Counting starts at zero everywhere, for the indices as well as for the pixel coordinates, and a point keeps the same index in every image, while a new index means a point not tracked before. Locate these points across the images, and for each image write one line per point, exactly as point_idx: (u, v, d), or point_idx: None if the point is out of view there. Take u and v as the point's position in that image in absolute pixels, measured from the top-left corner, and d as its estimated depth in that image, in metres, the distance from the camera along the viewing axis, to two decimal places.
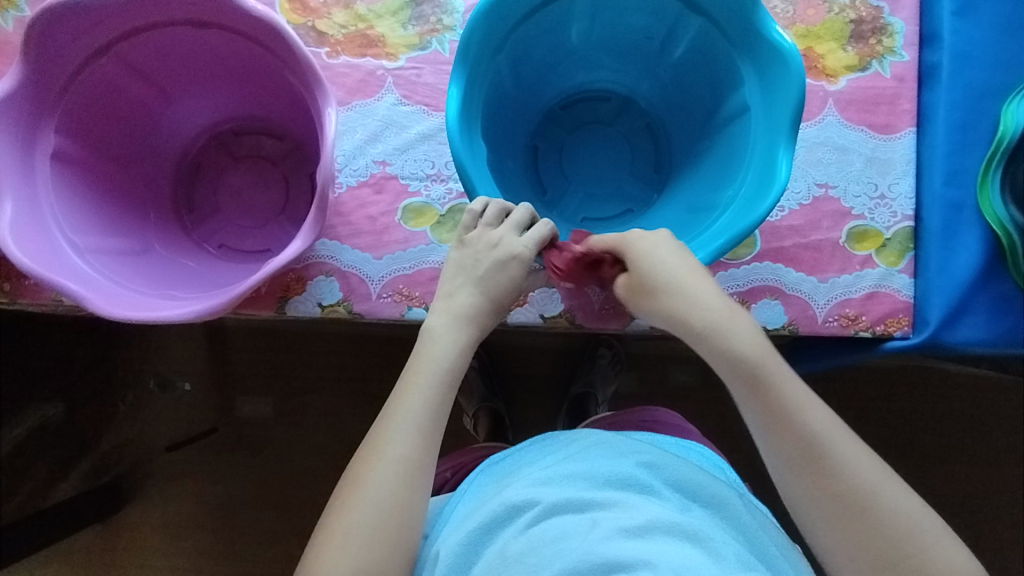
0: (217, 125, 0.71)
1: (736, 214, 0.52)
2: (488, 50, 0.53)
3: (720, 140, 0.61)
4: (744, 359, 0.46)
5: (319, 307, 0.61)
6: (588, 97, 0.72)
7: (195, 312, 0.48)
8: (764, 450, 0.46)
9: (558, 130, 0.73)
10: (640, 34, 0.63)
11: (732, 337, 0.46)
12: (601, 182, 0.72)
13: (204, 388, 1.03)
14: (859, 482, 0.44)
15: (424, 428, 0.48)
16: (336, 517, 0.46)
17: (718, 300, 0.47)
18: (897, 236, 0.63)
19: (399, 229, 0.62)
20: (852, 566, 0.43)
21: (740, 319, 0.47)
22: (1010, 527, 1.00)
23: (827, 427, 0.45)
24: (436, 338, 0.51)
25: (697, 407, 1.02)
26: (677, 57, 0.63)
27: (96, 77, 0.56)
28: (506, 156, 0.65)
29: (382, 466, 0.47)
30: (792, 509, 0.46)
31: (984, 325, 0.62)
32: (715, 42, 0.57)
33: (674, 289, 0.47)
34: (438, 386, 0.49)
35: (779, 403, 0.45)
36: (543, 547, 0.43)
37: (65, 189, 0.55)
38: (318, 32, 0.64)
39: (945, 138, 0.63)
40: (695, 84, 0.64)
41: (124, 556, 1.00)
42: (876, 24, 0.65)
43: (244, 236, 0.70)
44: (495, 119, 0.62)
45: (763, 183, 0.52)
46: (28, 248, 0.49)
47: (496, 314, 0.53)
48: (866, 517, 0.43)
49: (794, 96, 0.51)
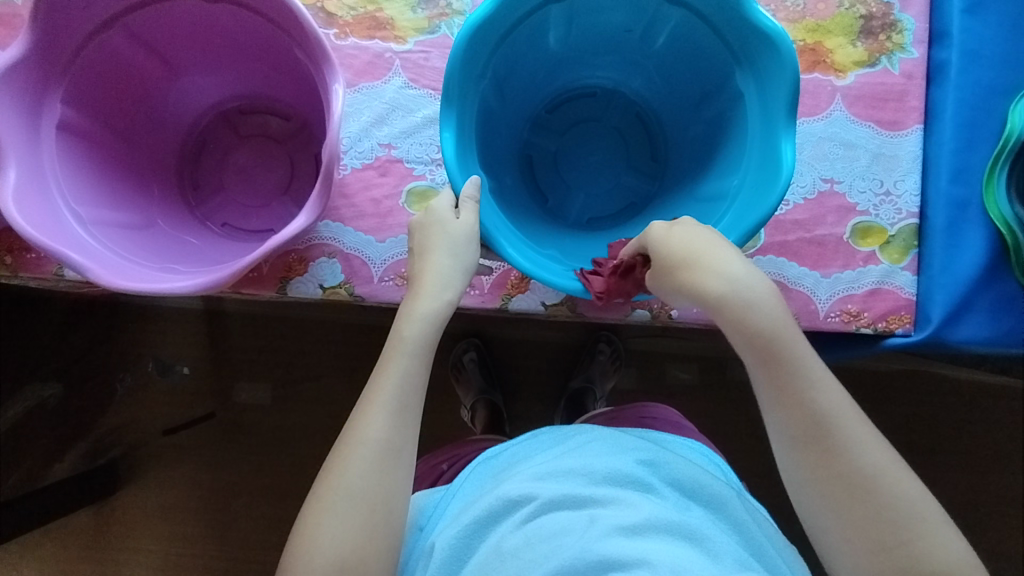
0: (222, 104, 0.71)
1: (741, 211, 0.52)
2: (484, 57, 0.52)
3: (719, 146, 0.60)
4: (761, 330, 0.45)
5: (320, 289, 0.61)
6: (575, 95, 0.72)
7: (198, 285, 0.48)
8: (772, 426, 0.46)
9: (551, 131, 0.72)
10: (617, 28, 0.63)
11: (751, 307, 0.45)
12: (599, 181, 0.72)
13: (203, 371, 1.02)
14: (864, 462, 0.43)
15: (402, 411, 0.47)
16: (319, 508, 0.45)
17: (744, 270, 0.46)
18: (902, 233, 0.63)
19: (402, 213, 0.62)
20: (851, 549, 0.43)
21: (763, 288, 0.46)
22: (1006, 533, 1.00)
23: (838, 407, 0.44)
24: (412, 318, 0.49)
25: (696, 404, 1.02)
26: (659, 45, 0.63)
27: (104, 49, 0.56)
28: (500, 159, 0.65)
29: (362, 453, 0.46)
30: (792, 489, 0.46)
31: (987, 324, 0.62)
32: (701, 35, 0.57)
33: (693, 260, 0.46)
34: (416, 367, 0.48)
35: (795, 376, 0.45)
36: (538, 543, 0.43)
37: (69, 160, 0.55)
38: (327, 13, 0.64)
39: (952, 136, 0.63)
40: (683, 72, 0.63)
41: (119, 536, 1.00)
42: (886, 20, 0.65)
43: (248, 215, 0.69)
44: (493, 111, 0.61)
45: (763, 180, 0.52)
46: (31, 216, 0.48)
47: (438, 289, 0.50)
48: (869, 501, 0.43)
49: (788, 85, 0.50)
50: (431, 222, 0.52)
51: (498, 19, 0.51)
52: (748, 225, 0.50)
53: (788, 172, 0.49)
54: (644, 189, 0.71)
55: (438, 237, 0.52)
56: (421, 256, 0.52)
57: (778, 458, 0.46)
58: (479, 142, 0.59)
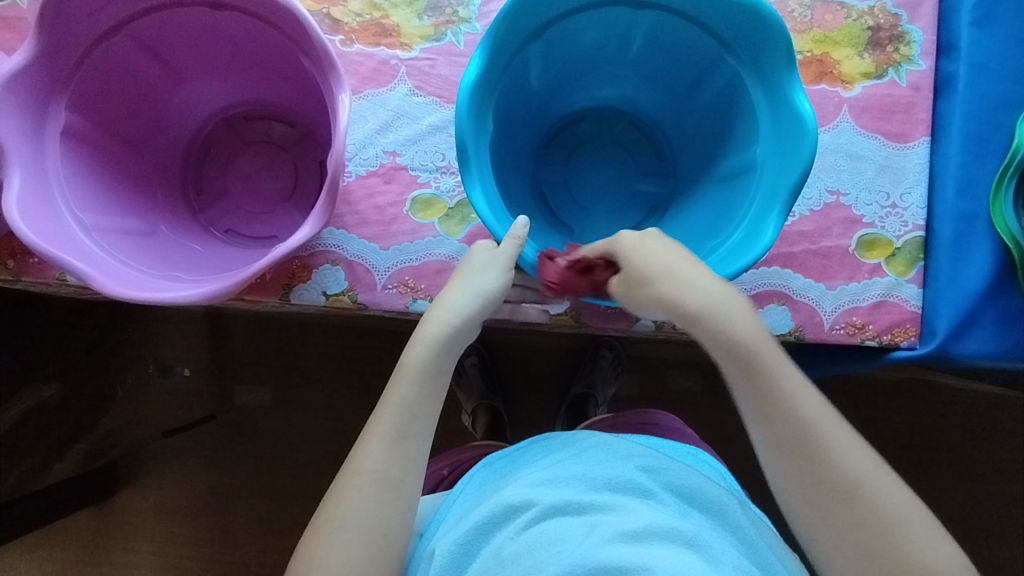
0: (227, 109, 0.71)
1: (774, 178, 0.52)
2: (493, 80, 0.52)
3: (728, 134, 0.60)
4: (739, 341, 0.46)
5: (324, 296, 0.61)
6: (567, 121, 0.72)
7: (203, 294, 0.48)
8: (755, 435, 0.47)
9: (554, 162, 0.72)
10: (592, 49, 0.63)
11: (729, 321, 0.46)
12: (613, 199, 0.72)
13: (204, 374, 1.02)
14: (848, 470, 0.43)
15: (400, 439, 0.47)
16: (315, 533, 0.45)
17: (714, 284, 0.47)
18: (908, 245, 0.63)
19: (407, 220, 0.62)
20: (838, 554, 0.43)
21: (737, 303, 0.47)
22: (1009, 544, 1.00)
23: (817, 413, 0.45)
24: (416, 343, 0.49)
25: (696, 411, 1.02)
26: (636, 50, 0.63)
27: (110, 56, 0.56)
28: (513, 177, 0.65)
29: (359, 483, 0.46)
30: (781, 498, 0.46)
31: (992, 338, 0.61)
32: (681, 28, 0.57)
33: (666, 274, 0.47)
34: (415, 395, 0.48)
35: (768, 384, 0.45)
36: (538, 549, 0.43)
37: (73, 167, 0.55)
38: (333, 19, 0.63)
39: (960, 149, 0.62)
40: (666, 66, 0.63)
41: (117, 538, 1.00)
42: (893, 32, 0.65)
43: (253, 221, 0.69)
44: (506, 121, 0.61)
45: (785, 142, 0.52)
46: (35, 225, 0.48)
47: (446, 314, 0.50)
48: (854, 506, 0.43)
49: (783, 52, 0.51)
50: (462, 260, 0.53)
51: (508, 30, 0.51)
52: (785, 196, 0.50)
53: (812, 125, 0.50)
54: (662, 191, 0.71)
55: (462, 269, 0.52)
56: (444, 288, 0.52)
57: (766, 468, 0.46)
58: (495, 164, 0.59)
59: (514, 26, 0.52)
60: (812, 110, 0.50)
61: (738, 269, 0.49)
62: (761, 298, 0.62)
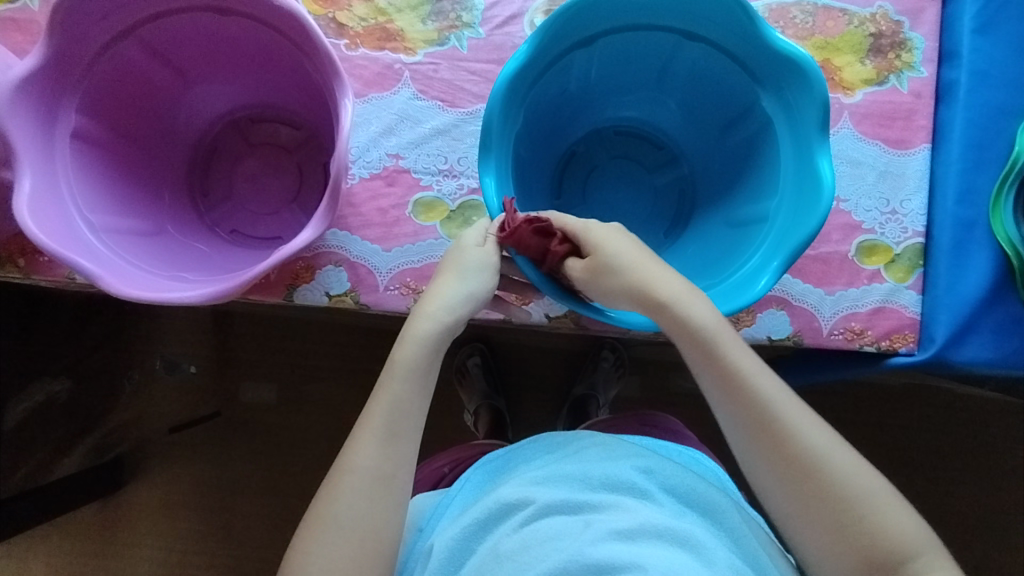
0: (234, 112, 0.72)
1: (793, 131, 0.54)
2: (507, 135, 0.52)
3: (730, 108, 0.61)
4: (701, 329, 0.47)
5: (326, 296, 0.62)
6: (564, 164, 0.71)
7: (209, 294, 0.48)
8: (722, 418, 0.48)
9: (574, 204, 0.71)
10: (558, 93, 0.62)
11: (690, 308, 0.47)
12: (642, 209, 0.72)
13: (209, 371, 1.03)
14: (812, 445, 0.45)
15: (392, 440, 0.48)
16: (308, 534, 0.46)
17: (676, 279, 0.49)
18: (907, 252, 0.63)
19: (409, 222, 0.63)
20: (809, 531, 0.44)
21: (694, 293, 0.49)
22: (1010, 550, 1.00)
23: (779, 395, 0.46)
24: (407, 341, 0.49)
25: (697, 414, 1.02)
26: (596, 75, 0.63)
27: (119, 60, 0.57)
28: (538, 204, 0.65)
29: (351, 483, 0.47)
30: (755, 483, 0.47)
31: (990, 345, 0.62)
32: (638, 36, 0.58)
33: (631, 265, 0.49)
34: (406, 393, 0.49)
35: (728, 367, 0.47)
36: (534, 546, 0.44)
37: (82, 170, 0.56)
38: (338, 24, 0.64)
39: (960, 156, 0.63)
40: (629, 72, 0.64)
41: (122, 532, 1.01)
42: (895, 39, 0.65)
43: (257, 222, 0.70)
44: (527, 142, 0.62)
45: (786, 81, 0.53)
46: (45, 226, 0.49)
47: (438, 310, 0.50)
48: (820, 483, 0.44)
49: (747, 22, 0.52)
50: (452, 249, 0.53)
51: (521, 68, 0.51)
52: (818, 132, 0.51)
53: (807, 62, 0.51)
54: (680, 176, 0.71)
55: (452, 262, 0.52)
56: (433, 280, 0.52)
57: (735, 451, 0.48)
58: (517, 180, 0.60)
59: (512, 93, 0.51)
60: (807, 55, 0.52)
61: (808, 235, 0.49)
62: (760, 302, 0.62)
